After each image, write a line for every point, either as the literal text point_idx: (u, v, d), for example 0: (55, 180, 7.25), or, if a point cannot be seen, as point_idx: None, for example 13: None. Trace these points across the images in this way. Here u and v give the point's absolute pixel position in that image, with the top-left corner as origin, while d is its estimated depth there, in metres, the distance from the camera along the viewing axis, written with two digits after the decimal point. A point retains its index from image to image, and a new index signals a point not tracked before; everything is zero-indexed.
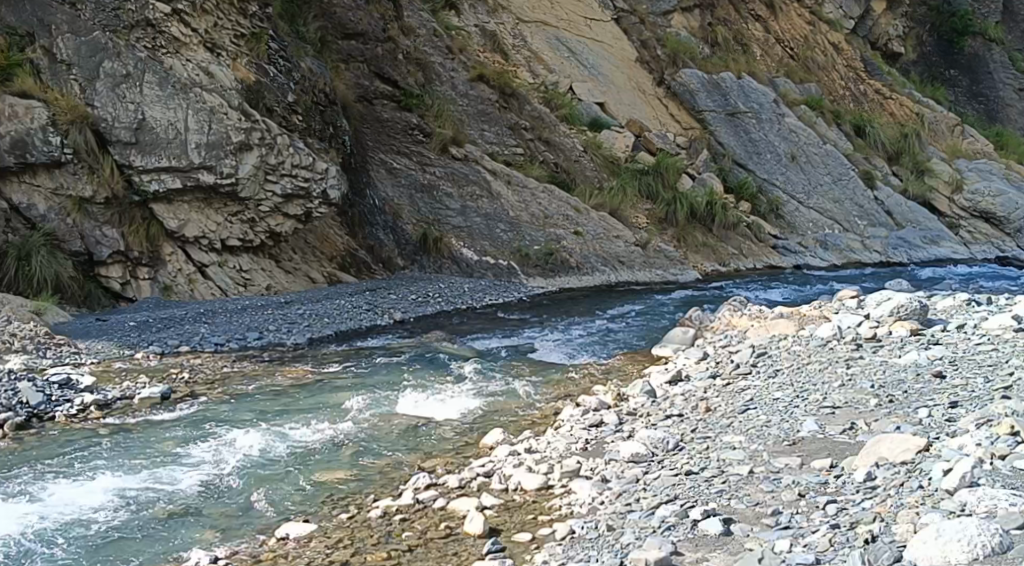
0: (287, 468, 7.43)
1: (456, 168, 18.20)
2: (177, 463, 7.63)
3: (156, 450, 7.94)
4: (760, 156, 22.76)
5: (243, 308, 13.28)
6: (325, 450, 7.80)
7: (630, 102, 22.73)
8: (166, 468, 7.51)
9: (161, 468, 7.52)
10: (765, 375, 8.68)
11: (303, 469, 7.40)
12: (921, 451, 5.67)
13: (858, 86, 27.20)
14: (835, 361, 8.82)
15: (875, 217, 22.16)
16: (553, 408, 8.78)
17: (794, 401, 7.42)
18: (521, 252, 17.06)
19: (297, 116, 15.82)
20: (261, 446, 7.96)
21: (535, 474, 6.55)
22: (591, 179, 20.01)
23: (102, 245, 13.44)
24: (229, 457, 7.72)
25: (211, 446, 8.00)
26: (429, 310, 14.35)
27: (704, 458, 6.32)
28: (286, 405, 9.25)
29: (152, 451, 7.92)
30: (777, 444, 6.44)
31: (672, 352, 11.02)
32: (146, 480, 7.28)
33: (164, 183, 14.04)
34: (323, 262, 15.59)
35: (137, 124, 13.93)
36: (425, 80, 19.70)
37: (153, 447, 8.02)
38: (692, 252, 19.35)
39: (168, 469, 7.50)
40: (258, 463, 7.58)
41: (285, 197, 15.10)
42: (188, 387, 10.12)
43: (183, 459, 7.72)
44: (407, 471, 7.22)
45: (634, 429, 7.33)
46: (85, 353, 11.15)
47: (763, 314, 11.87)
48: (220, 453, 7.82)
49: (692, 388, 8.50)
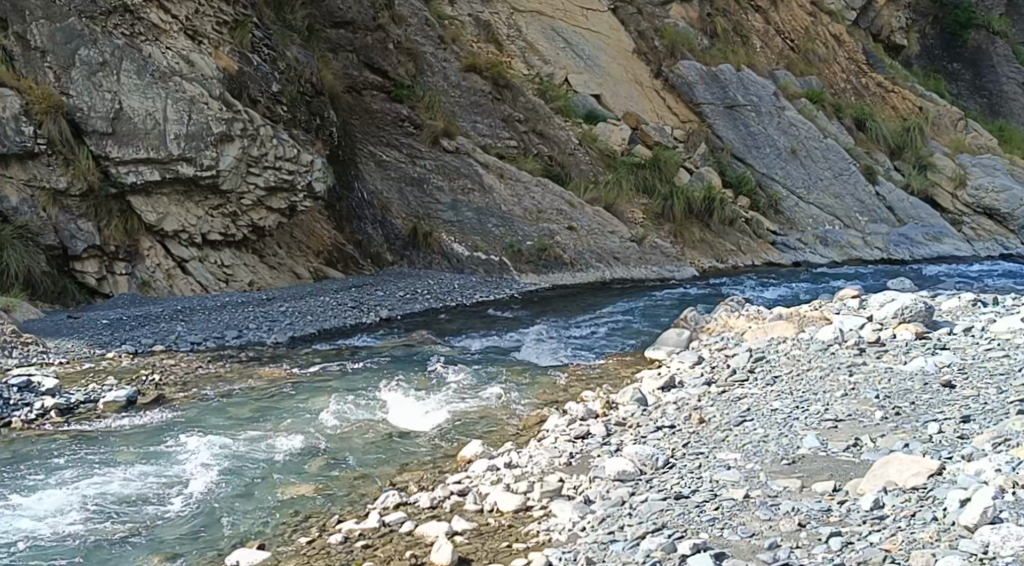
0: (250, 477, 7.00)
1: (447, 161, 17.71)
2: (137, 473, 7.14)
3: (117, 459, 7.46)
4: (759, 150, 22.26)
5: (223, 306, 12.77)
6: (293, 461, 7.30)
7: (627, 94, 22.19)
8: (126, 479, 7.03)
9: (121, 478, 7.05)
10: (764, 381, 8.19)
11: (270, 483, 6.90)
12: (932, 476, 5.22)
13: (859, 79, 26.70)
14: (836, 367, 8.34)
15: (876, 213, 21.66)
16: (538, 416, 8.29)
17: (794, 412, 6.93)
18: (513, 248, 16.54)
19: (282, 106, 15.26)
20: (227, 456, 7.45)
21: (513, 494, 6.08)
22: (585, 173, 19.50)
23: (77, 238, 12.96)
24: (192, 469, 7.21)
25: (174, 455, 7.50)
26: (417, 308, 13.84)
27: (697, 479, 5.84)
28: (258, 410, 8.76)
29: (111, 456, 7.51)
30: (777, 464, 5.94)
31: (666, 354, 10.54)
32: (103, 492, 6.81)
33: (141, 175, 13.51)
34: (308, 257, 15.11)
35: (114, 114, 13.42)
36: (416, 70, 19.17)
37: (107, 455, 7.55)
38: (689, 248, 18.86)
39: (129, 480, 7.02)
40: (224, 475, 7.07)
41: (268, 189, 14.54)
42: (157, 389, 9.61)
43: (145, 468, 7.23)
44: (377, 486, 6.77)
45: (622, 443, 6.83)
46: (53, 352, 10.65)
47: (761, 315, 11.38)
48: (181, 464, 7.32)
49: (686, 396, 8.01)
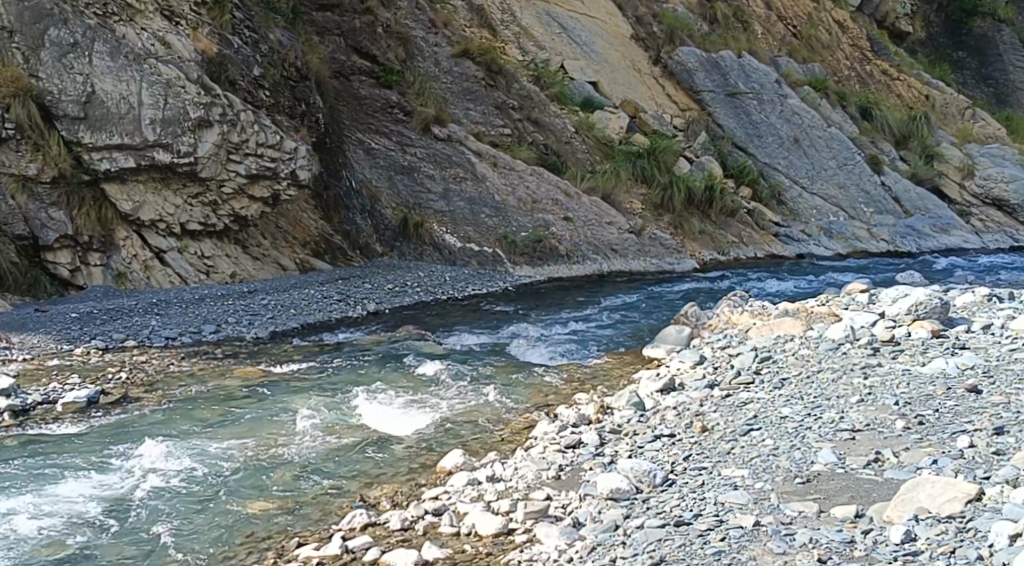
0: (212, 487, 6.52)
1: (438, 149, 17.06)
2: (87, 483, 6.60)
3: (65, 466, 6.91)
4: (761, 139, 21.64)
5: (202, 299, 12.11)
6: (261, 466, 6.82)
7: (625, 82, 21.52)
8: (74, 490, 6.49)
9: (69, 489, 6.51)
10: (771, 384, 7.57)
11: (224, 496, 6.39)
12: (970, 502, 4.67)
13: (864, 66, 26.01)
14: (849, 369, 7.72)
15: (883, 204, 21.01)
16: (527, 422, 7.70)
17: (805, 421, 6.29)
18: (507, 239, 15.90)
19: (264, 91, 14.59)
20: (187, 464, 6.90)
21: (493, 515, 5.53)
22: (582, 162, 18.85)
23: (48, 228, 12.25)
24: (147, 479, 6.66)
25: (130, 463, 6.94)
26: (406, 301, 13.19)
27: (699, 501, 5.22)
28: (227, 412, 8.14)
29: (83, 453, 7.15)
30: (789, 483, 5.33)
31: (665, 353, 9.90)
32: (49, 504, 6.28)
33: (115, 162, 12.83)
34: (294, 248, 14.44)
35: (86, 97, 12.73)
36: (407, 56, 18.51)
37: (60, 461, 7.02)
38: (689, 239, 18.21)
39: (79, 490, 6.49)
40: (179, 486, 6.54)
41: (249, 177, 13.89)
42: (123, 388, 8.96)
43: (93, 477, 6.69)
44: (346, 501, 6.29)
45: (616, 455, 6.22)
46: (16, 348, 10.01)
47: (765, 310, 10.75)
48: (136, 473, 6.76)
49: (685, 400, 7.40)
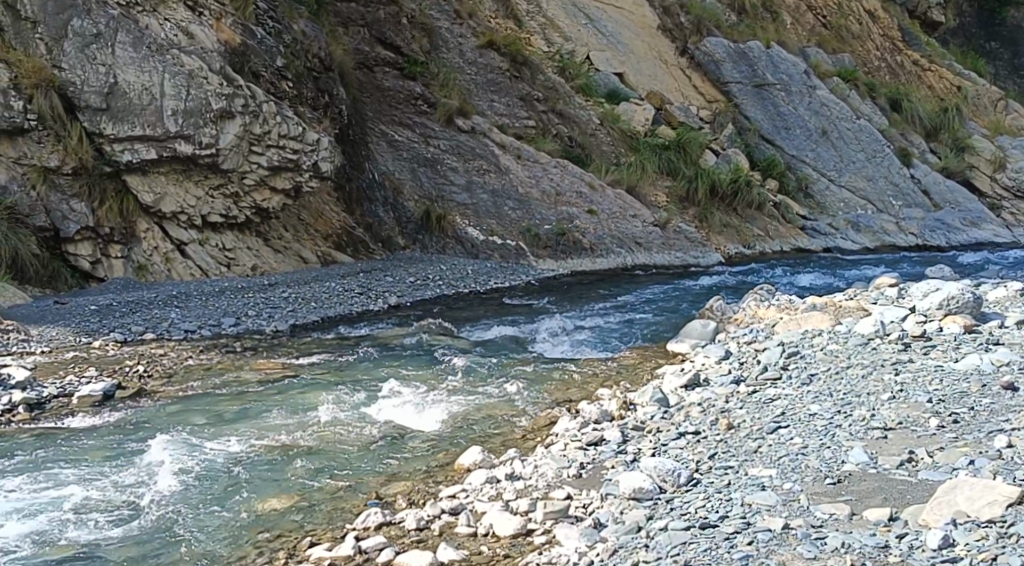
0: (225, 483, 6.46)
1: (462, 141, 16.89)
2: (95, 479, 6.52)
3: (74, 461, 6.84)
4: (788, 131, 21.34)
5: (222, 291, 12.01)
6: (274, 463, 6.73)
7: (651, 73, 21.28)
8: (81, 487, 6.41)
9: (78, 485, 6.43)
10: (798, 380, 7.37)
11: (235, 494, 6.31)
12: (1010, 506, 4.50)
13: (895, 57, 25.60)
14: (879, 365, 7.50)
15: (912, 198, 20.67)
16: (548, 418, 7.53)
17: (835, 418, 6.09)
18: (530, 232, 15.72)
19: (287, 83, 14.47)
20: (199, 459, 6.81)
21: (511, 514, 5.39)
22: (606, 154, 18.65)
23: (69, 220, 12.21)
24: (156, 475, 6.57)
25: (141, 458, 6.87)
26: (427, 294, 13.05)
27: (726, 501, 5.04)
28: (244, 406, 8.03)
29: (97, 447, 7.09)
30: (820, 484, 5.14)
31: (690, 348, 9.70)
32: (58, 501, 6.21)
33: (137, 154, 12.75)
34: (316, 240, 14.33)
35: (108, 88, 12.64)
36: (431, 47, 18.36)
37: (74, 455, 6.96)
38: (715, 233, 17.95)
39: (87, 487, 6.41)
40: (188, 483, 6.46)
41: (271, 169, 13.78)
42: (140, 381, 8.88)
43: (102, 473, 6.61)
44: (361, 499, 6.19)
45: (640, 454, 6.05)
46: (35, 340, 9.95)
47: (793, 305, 10.56)
48: (145, 469, 6.68)
49: (711, 396, 7.20)
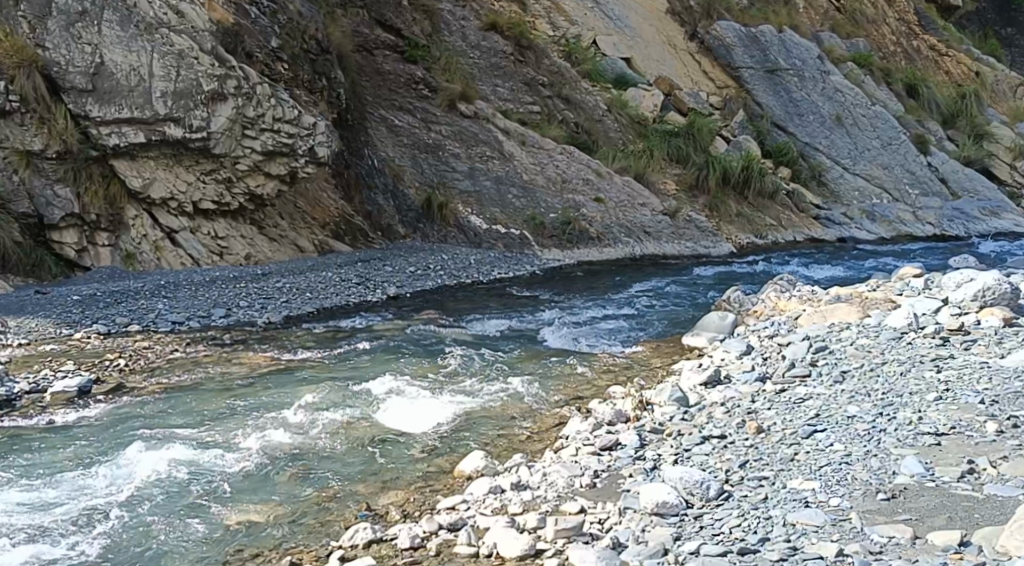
0: (219, 478, 6.07)
1: (464, 127, 16.25)
2: (58, 485, 5.99)
3: (35, 464, 6.29)
4: (802, 118, 20.71)
5: (213, 281, 11.39)
6: (266, 456, 6.34)
7: (659, 59, 20.64)
8: (40, 495, 5.87)
9: (38, 492, 5.90)
10: (829, 378, 6.76)
11: (229, 490, 5.94)
12: None
13: (911, 41, 24.94)
14: (917, 361, 6.88)
15: (928, 187, 20.03)
16: (557, 419, 6.92)
17: (878, 422, 5.52)
18: (535, 221, 15.13)
19: (283, 64, 13.78)
20: (173, 461, 6.28)
21: (519, 532, 4.87)
22: (613, 141, 18.05)
23: (53, 206, 11.56)
24: (146, 470, 6.17)
25: (124, 452, 6.45)
26: (428, 285, 12.43)
27: (767, 521, 4.57)
28: (230, 403, 7.44)
29: (77, 442, 6.62)
30: (871, 499, 4.69)
31: (707, 342, 9.08)
32: (46, 505, 5.76)
33: (124, 137, 12.08)
34: (313, 229, 13.68)
35: (94, 68, 11.97)
36: (432, 30, 17.74)
37: (53, 451, 6.50)
38: (726, 222, 17.26)
39: (49, 494, 5.88)
40: (182, 480, 6.05)
41: (265, 154, 13.07)
42: (119, 375, 8.27)
43: (64, 478, 6.08)
44: (350, 510, 5.69)
45: (661, 461, 5.48)
46: (13, 332, 9.35)
47: (815, 297, 10.00)
48: (113, 472, 6.15)
49: (735, 395, 6.61)
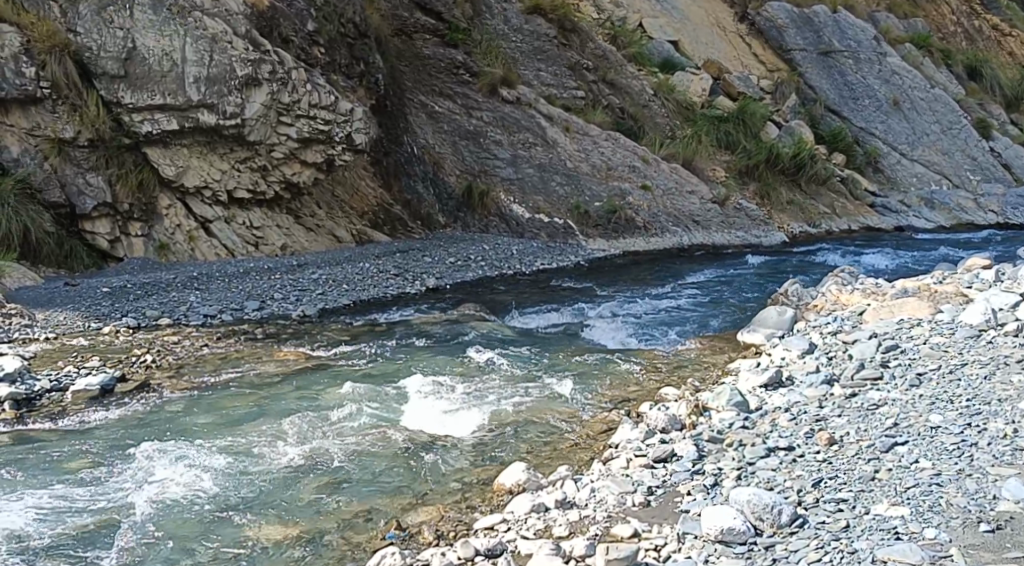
0: (246, 482, 5.72)
1: (507, 112, 15.71)
2: (58, 494, 5.61)
3: (41, 472, 5.88)
4: (857, 102, 19.89)
5: (248, 272, 11.03)
6: (297, 461, 5.96)
7: (709, 41, 19.95)
8: (41, 505, 5.49)
9: (39, 501, 5.54)
10: (904, 380, 6.16)
11: (257, 498, 5.57)
12: None
13: (972, 21, 24.00)
14: (1002, 362, 6.26)
15: (990, 173, 19.19)
16: (606, 424, 6.42)
17: (967, 434, 5.07)
18: (579, 210, 14.58)
19: (319, 48, 13.32)
20: (180, 467, 5.88)
21: (563, 561, 4.55)
22: (660, 126, 17.43)
23: (86, 195, 11.18)
24: (167, 474, 5.81)
25: (144, 456, 6.06)
26: (469, 276, 11.95)
27: (853, 556, 4.20)
28: (257, 403, 7.06)
29: (92, 449, 6.20)
30: (974, 531, 4.31)
31: (765, 340, 8.49)
32: (59, 510, 5.44)
33: (157, 124, 11.63)
34: (351, 218, 13.30)
35: (127, 53, 11.50)
36: (474, 12, 17.18)
37: (63, 457, 6.09)
38: (778, 211, 16.56)
39: (45, 506, 5.48)
40: (203, 486, 5.68)
41: (302, 141, 12.64)
42: (145, 373, 7.86)
43: (69, 486, 5.70)
44: (380, 527, 5.27)
45: (722, 477, 5.04)
46: (40, 326, 8.99)
47: (881, 290, 9.37)
48: (113, 479, 5.76)
49: (800, 400, 6.06)
